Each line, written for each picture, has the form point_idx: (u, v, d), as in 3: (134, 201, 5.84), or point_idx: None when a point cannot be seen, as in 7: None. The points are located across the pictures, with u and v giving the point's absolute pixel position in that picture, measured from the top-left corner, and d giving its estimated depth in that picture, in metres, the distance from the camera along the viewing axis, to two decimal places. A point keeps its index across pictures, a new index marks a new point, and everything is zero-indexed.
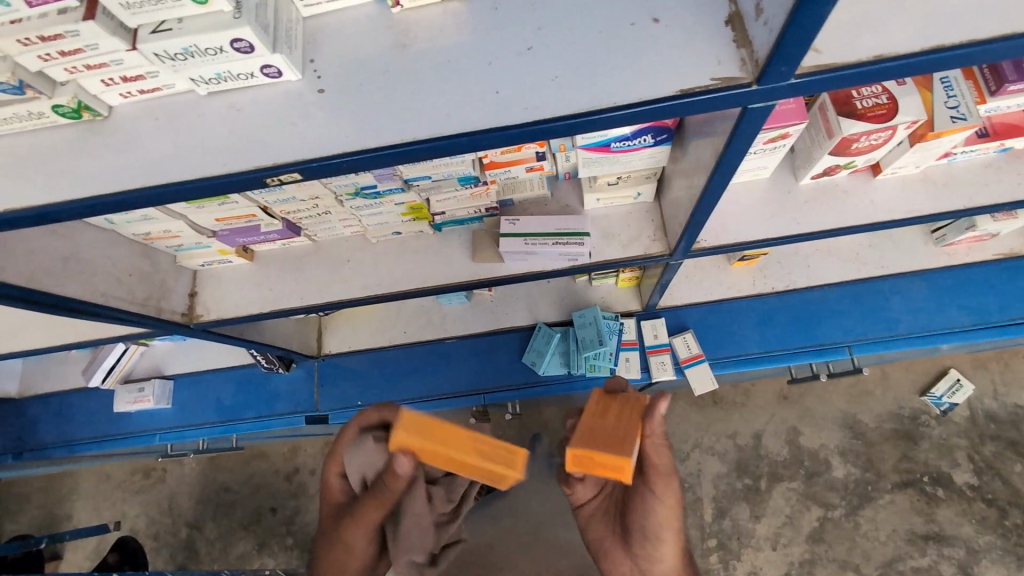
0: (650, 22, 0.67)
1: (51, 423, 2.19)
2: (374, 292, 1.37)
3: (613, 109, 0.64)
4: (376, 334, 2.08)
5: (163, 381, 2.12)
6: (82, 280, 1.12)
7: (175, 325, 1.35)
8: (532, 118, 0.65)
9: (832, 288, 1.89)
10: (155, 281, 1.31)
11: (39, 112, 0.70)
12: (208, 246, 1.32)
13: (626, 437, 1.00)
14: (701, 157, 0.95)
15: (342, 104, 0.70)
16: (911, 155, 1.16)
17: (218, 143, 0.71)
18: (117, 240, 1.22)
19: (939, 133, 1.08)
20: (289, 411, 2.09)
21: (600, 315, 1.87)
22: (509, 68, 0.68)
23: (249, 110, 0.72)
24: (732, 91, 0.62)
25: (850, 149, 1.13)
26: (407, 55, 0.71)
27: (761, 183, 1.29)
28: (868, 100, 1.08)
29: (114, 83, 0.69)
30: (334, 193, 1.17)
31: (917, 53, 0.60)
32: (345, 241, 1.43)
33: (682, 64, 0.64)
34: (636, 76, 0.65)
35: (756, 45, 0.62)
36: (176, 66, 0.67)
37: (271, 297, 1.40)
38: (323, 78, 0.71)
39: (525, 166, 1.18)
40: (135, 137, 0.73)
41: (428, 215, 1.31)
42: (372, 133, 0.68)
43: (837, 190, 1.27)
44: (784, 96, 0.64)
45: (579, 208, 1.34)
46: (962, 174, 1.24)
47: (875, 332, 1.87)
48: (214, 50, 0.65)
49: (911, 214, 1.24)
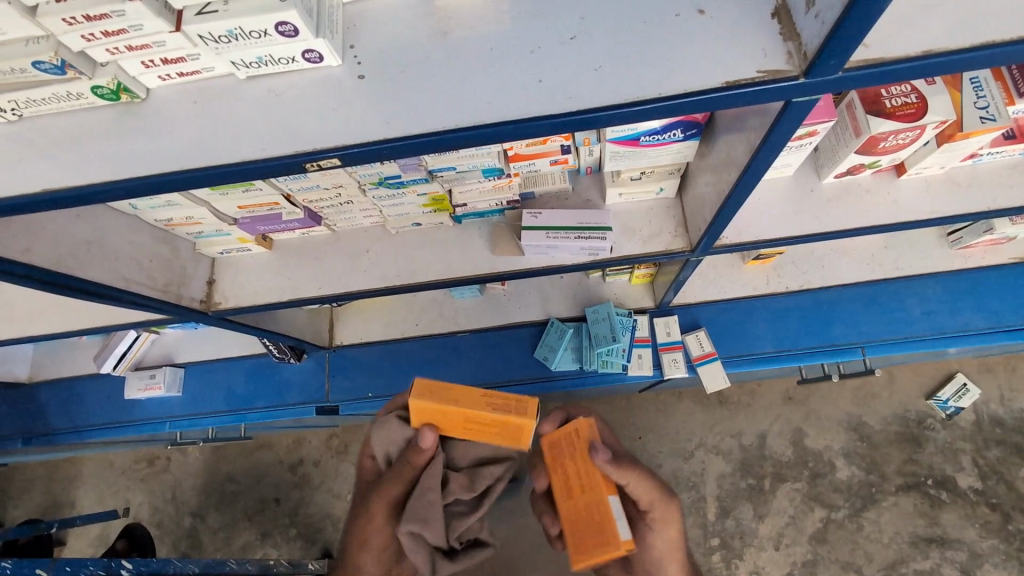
0: (696, 13, 0.66)
1: (61, 409, 2.20)
2: (392, 283, 1.37)
3: (658, 100, 0.63)
4: (388, 326, 2.08)
5: (174, 369, 2.13)
6: (105, 265, 1.12)
7: (193, 313, 1.35)
8: (574, 108, 0.65)
9: (846, 289, 1.89)
10: (175, 268, 1.31)
11: (79, 93, 0.70)
12: (228, 234, 1.31)
13: (603, 521, 1.08)
14: (732, 153, 0.95)
15: (382, 90, 0.70)
16: (937, 156, 1.16)
17: (257, 127, 0.71)
18: (139, 225, 1.23)
19: (967, 133, 1.07)
20: (299, 401, 2.10)
21: (614, 311, 1.86)
22: (552, 56, 0.68)
23: (288, 95, 0.72)
24: (779, 83, 0.62)
25: (877, 148, 1.13)
26: (448, 42, 0.70)
27: (783, 181, 1.29)
28: (896, 99, 1.08)
29: (154, 65, 0.69)
30: (358, 183, 1.17)
31: (968, 49, 0.60)
32: (363, 232, 1.43)
33: (728, 57, 0.64)
34: (680, 67, 0.64)
35: (804, 38, 0.62)
36: (218, 49, 0.67)
37: (289, 286, 1.40)
38: (363, 64, 0.71)
39: (549, 158, 1.17)
40: (172, 120, 0.73)
41: (449, 207, 1.31)
42: (412, 120, 0.68)
43: (860, 190, 1.27)
44: (829, 90, 0.64)
45: (600, 202, 1.33)
46: (986, 175, 1.24)
47: (888, 334, 1.87)
48: (259, 33, 0.64)
49: (933, 215, 1.24)
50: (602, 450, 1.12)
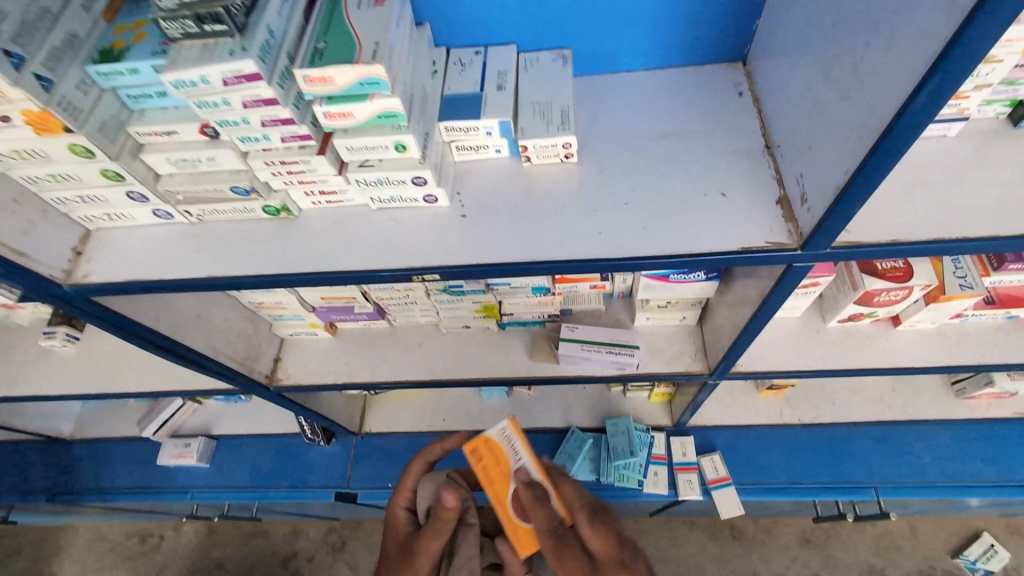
0: (720, 194, 0.89)
1: (94, 467, 2.30)
2: (439, 376, 1.53)
3: (691, 255, 0.83)
4: (417, 418, 2.19)
5: (208, 439, 2.24)
6: (204, 336, 1.32)
7: (259, 385, 1.52)
8: (625, 256, 0.85)
9: (858, 427, 1.97)
10: (253, 345, 1.50)
11: (251, 207, 0.94)
12: (303, 318, 1.52)
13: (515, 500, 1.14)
14: (747, 294, 1.14)
15: (478, 227, 0.92)
16: (927, 313, 1.33)
17: (379, 247, 0.93)
18: (235, 305, 1.44)
19: (949, 296, 1.25)
20: (320, 484, 2.16)
21: (633, 426, 1.97)
22: (610, 216, 0.90)
23: (404, 223, 0.94)
24: (780, 253, 0.82)
25: (872, 301, 1.31)
26: (530, 196, 0.94)
27: (792, 320, 1.46)
28: (886, 262, 1.28)
29: (313, 193, 0.93)
30: (426, 287, 1.38)
31: (931, 241, 0.79)
32: (418, 328, 1.61)
33: (744, 228, 0.85)
34: (706, 232, 0.86)
35: (800, 222, 0.82)
36: (364, 188, 0.90)
37: (345, 371, 1.57)
38: (465, 207, 0.94)
39: (589, 282, 1.38)
40: (312, 233, 0.96)
41: (497, 314, 1.50)
42: (500, 252, 0.89)
43: (861, 335, 1.43)
44: (821, 260, 0.84)
45: (629, 322, 1.50)
46: (974, 334, 1.40)
47: (901, 478, 1.92)
48: (399, 181, 0.88)
49: (931, 364, 1.39)
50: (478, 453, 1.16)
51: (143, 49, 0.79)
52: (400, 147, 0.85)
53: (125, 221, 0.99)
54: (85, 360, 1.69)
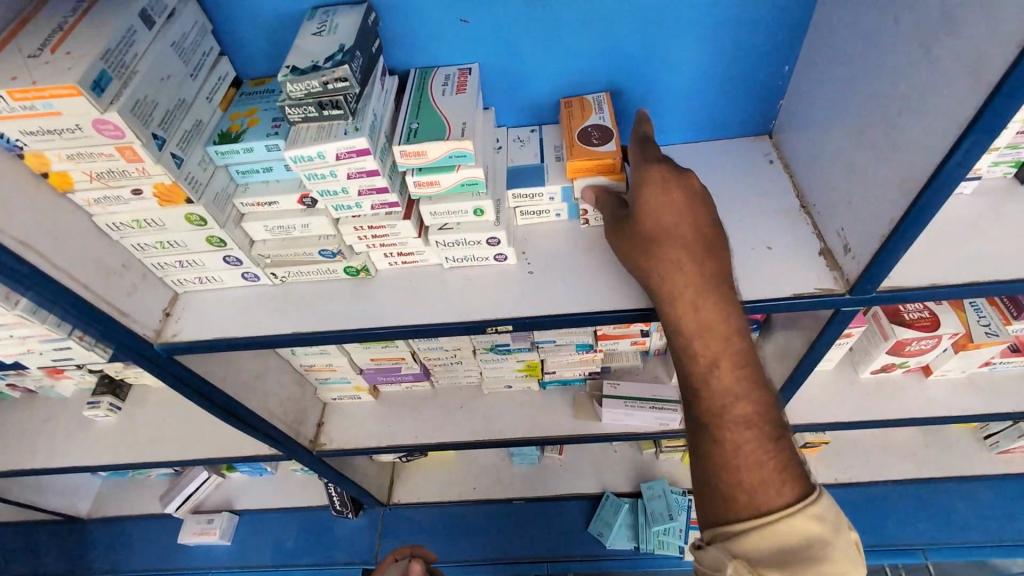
0: (768, 247, 0.98)
1: (110, 548, 2.22)
2: (483, 436, 1.55)
3: (749, 301, 0.91)
4: (447, 487, 2.15)
5: (231, 515, 2.18)
6: (259, 398, 1.36)
7: (303, 450, 1.53)
8: None
9: (896, 485, 1.95)
10: (299, 409, 1.53)
11: (334, 269, 1.03)
12: (349, 381, 1.55)
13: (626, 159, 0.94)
14: (788, 344, 1.21)
15: (545, 282, 1.00)
16: (956, 361, 1.39)
17: (455, 303, 1.00)
18: (287, 368, 1.50)
19: (977, 343, 1.31)
20: (346, 560, 2.09)
21: (670, 489, 1.96)
22: None
23: (477, 280, 1.02)
24: (830, 297, 0.90)
25: (904, 351, 1.37)
26: (591, 253, 1.03)
27: (826, 373, 1.51)
28: (913, 313, 1.35)
29: (391, 254, 1.02)
30: (474, 346, 1.43)
31: (966, 283, 0.88)
32: (459, 389, 1.64)
33: (793, 276, 0.93)
34: (761, 281, 0.93)
35: (845, 270, 0.91)
36: (442, 248, 0.99)
37: (388, 434, 1.58)
38: (532, 264, 1.03)
39: (630, 339, 1.43)
40: (388, 291, 1.04)
41: (539, 372, 1.53)
42: (570, 303, 0.96)
43: (895, 385, 1.48)
44: (867, 304, 0.92)
45: (667, 378, 1.54)
46: (1005, 383, 1.44)
47: (948, 538, 1.87)
48: (475, 242, 0.97)
49: (967, 412, 1.43)
50: (572, 124, 1.04)
51: (257, 131, 0.91)
52: (477, 212, 0.94)
53: (213, 285, 1.07)
54: (127, 429, 1.70)
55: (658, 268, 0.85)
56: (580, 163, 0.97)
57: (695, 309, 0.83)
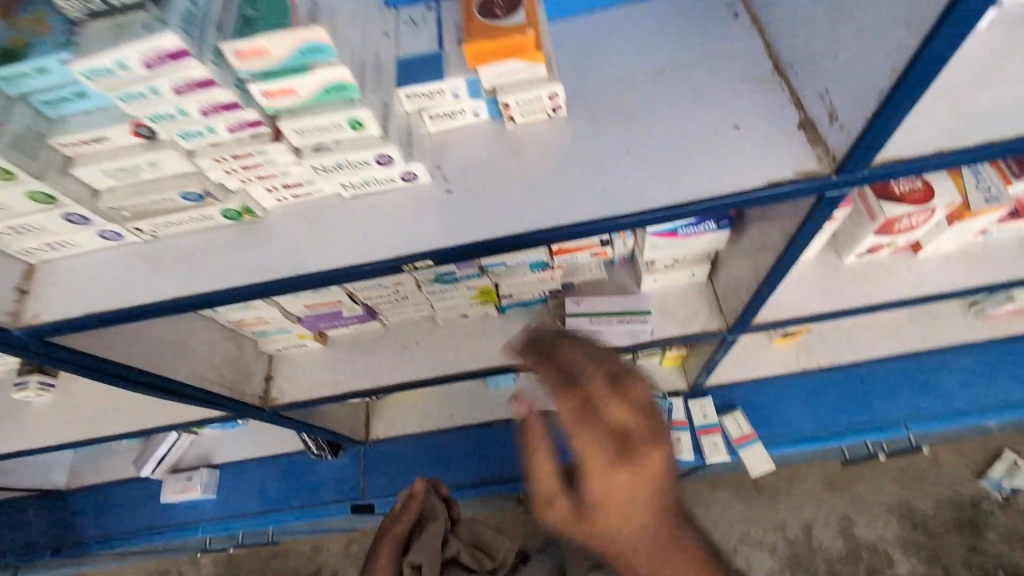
0: (733, 127, 0.80)
1: (98, 514, 2.20)
2: (444, 372, 1.44)
3: (713, 198, 0.75)
4: (425, 418, 2.09)
5: (211, 470, 2.14)
6: (186, 363, 1.22)
7: (253, 408, 1.42)
8: (636, 209, 0.76)
9: (878, 364, 1.90)
10: (239, 366, 1.39)
11: (210, 215, 0.84)
12: (289, 330, 1.41)
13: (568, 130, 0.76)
14: (765, 238, 1.06)
15: (467, 202, 0.82)
16: (949, 234, 1.26)
17: (362, 239, 0.83)
18: (216, 326, 1.36)
19: (975, 213, 1.18)
20: (334, 499, 2.08)
21: (650, 395, 1.90)
22: (615, 168, 0.80)
23: (385, 209, 0.84)
24: (812, 182, 0.74)
25: (893, 230, 1.23)
26: (520, 159, 0.84)
27: (808, 262, 1.39)
28: (904, 185, 1.18)
29: (275, 189, 0.83)
30: (417, 279, 1.28)
31: (982, 144, 0.71)
32: (413, 324, 1.50)
33: (766, 161, 0.76)
34: (725, 173, 0.76)
35: (830, 145, 0.74)
36: (329, 175, 0.80)
37: (343, 380, 1.47)
38: (449, 181, 0.84)
39: (590, 250, 1.28)
40: (283, 233, 0.86)
41: (495, 298, 1.39)
42: (498, 225, 0.79)
43: (881, 267, 1.36)
44: (857, 184, 0.75)
45: (635, 287, 1.41)
46: (999, 251, 1.33)
47: (930, 409, 1.87)
48: (361, 163, 0.78)
49: (959, 286, 1.32)
50: None
51: (49, 40, 0.67)
52: (355, 125, 0.74)
53: (68, 250, 0.87)
54: (65, 407, 1.57)
55: (594, 533, 0.67)
56: (479, 45, 0.76)
57: (607, 480, 0.64)
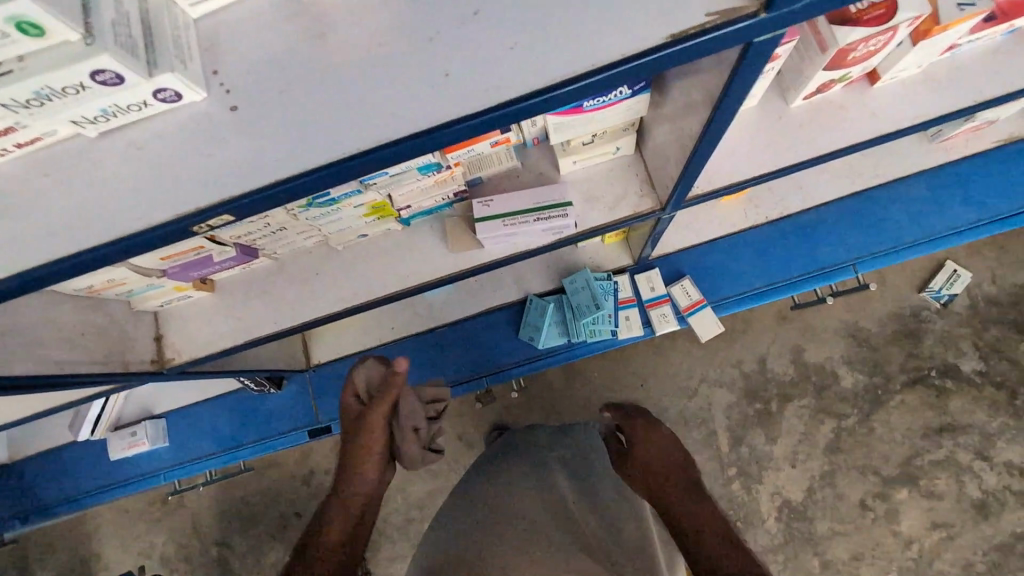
0: None
1: (53, 479, 2.13)
2: (354, 301, 1.27)
3: (592, 71, 0.60)
4: (364, 335, 1.97)
5: (155, 420, 2.04)
6: (33, 352, 0.98)
7: (147, 374, 1.25)
8: (495, 101, 0.61)
9: (827, 207, 1.81)
10: (114, 335, 1.18)
11: None
12: (161, 285, 1.19)
13: None
14: (688, 98, 0.85)
15: (268, 118, 0.65)
16: (913, 55, 1.05)
17: (152, 193, 0.64)
18: (61, 298, 1.10)
19: (944, 26, 0.96)
20: (289, 429, 2.02)
21: (592, 277, 1.76)
22: (450, 44, 0.64)
23: (155, 144, 0.67)
24: (737, 23, 0.58)
25: (846, 61, 1.02)
26: (327, 46, 0.66)
27: (749, 112, 1.19)
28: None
29: None
30: (286, 209, 1.05)
31: None
32: (308, 252, 1.30)
33: (651, 10, 0.61)
34: (594, 34, 0.61)
35: None
36: (45, 111, 0.61)
37: (242, 328, 1.29)
38: (233, 92, 0.66)
39: (489, 141, 1.05)
40: (41, 197, 0.67)
41: (393, 211, 1.18)
42: (325, 146, 0.63)
43: (833, 108, 1.17)
44: (794, 20, 0.59)
45: (554, 173, 1.21)
46: (966, 69, 1.14)
47: (878, 246, 1.81)
48: (75, 86, 0.59)
49: (918, 117, 1.14)
50: None
51: None
52: (32, 31, 0.54)
53: None
54: None
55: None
56: None
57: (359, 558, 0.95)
